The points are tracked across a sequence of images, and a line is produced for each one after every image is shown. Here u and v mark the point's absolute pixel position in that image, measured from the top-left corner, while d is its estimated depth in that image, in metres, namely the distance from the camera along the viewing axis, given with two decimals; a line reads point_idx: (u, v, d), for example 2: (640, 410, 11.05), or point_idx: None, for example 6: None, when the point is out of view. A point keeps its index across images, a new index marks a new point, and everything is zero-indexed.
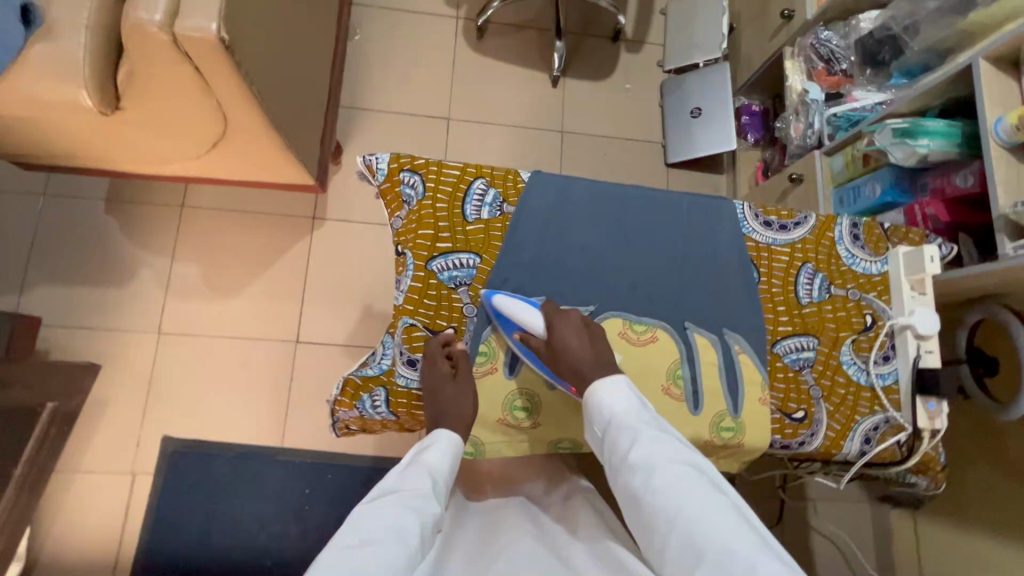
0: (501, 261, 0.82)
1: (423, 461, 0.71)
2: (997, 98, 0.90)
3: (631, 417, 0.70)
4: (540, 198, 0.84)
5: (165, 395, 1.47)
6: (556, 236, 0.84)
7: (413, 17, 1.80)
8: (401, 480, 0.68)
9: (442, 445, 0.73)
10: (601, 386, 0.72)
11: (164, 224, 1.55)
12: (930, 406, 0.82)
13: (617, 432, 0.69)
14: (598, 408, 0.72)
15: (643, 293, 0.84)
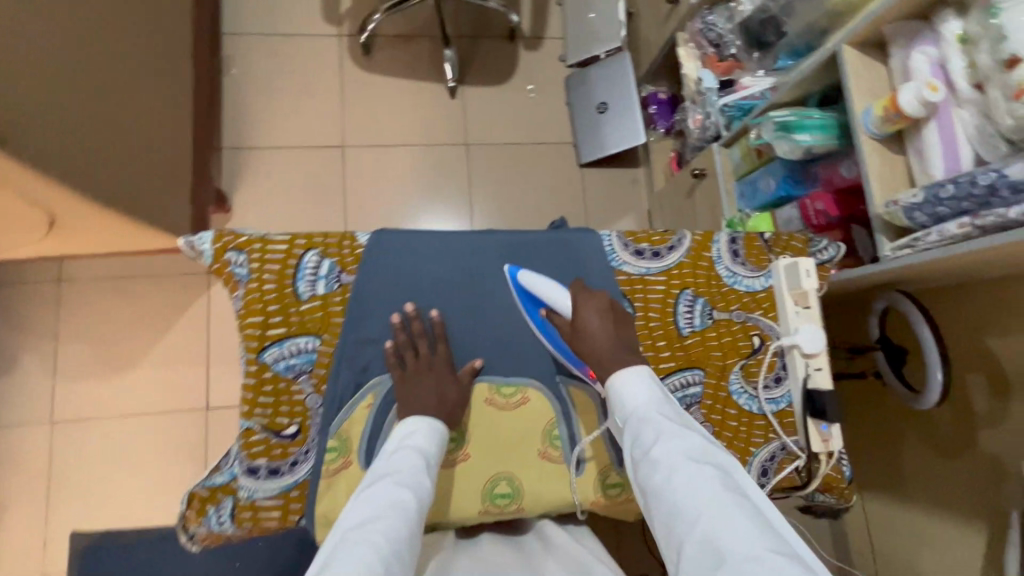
0: (344, 340, 0.73)
1: (411, 443, 0.65)
2: (864, 87, 0.85)
3: (653, 407, 0.61)
4: (384, 262, 0.76)
5: (67, 488, 1.36)
6: (405, 300, 0.76)
7: (292, 41, 1.67)
8: (391, 463, 0.63)
9: (425, 428, 0.67)
10: (621, 376, 0.64)
11: (42, 304, 1.43)
12: (822, 428, 0.77)
13: (638, 425, 0.60)
14: (619, 399, 0.63)
15: (509, 351, 0.77)
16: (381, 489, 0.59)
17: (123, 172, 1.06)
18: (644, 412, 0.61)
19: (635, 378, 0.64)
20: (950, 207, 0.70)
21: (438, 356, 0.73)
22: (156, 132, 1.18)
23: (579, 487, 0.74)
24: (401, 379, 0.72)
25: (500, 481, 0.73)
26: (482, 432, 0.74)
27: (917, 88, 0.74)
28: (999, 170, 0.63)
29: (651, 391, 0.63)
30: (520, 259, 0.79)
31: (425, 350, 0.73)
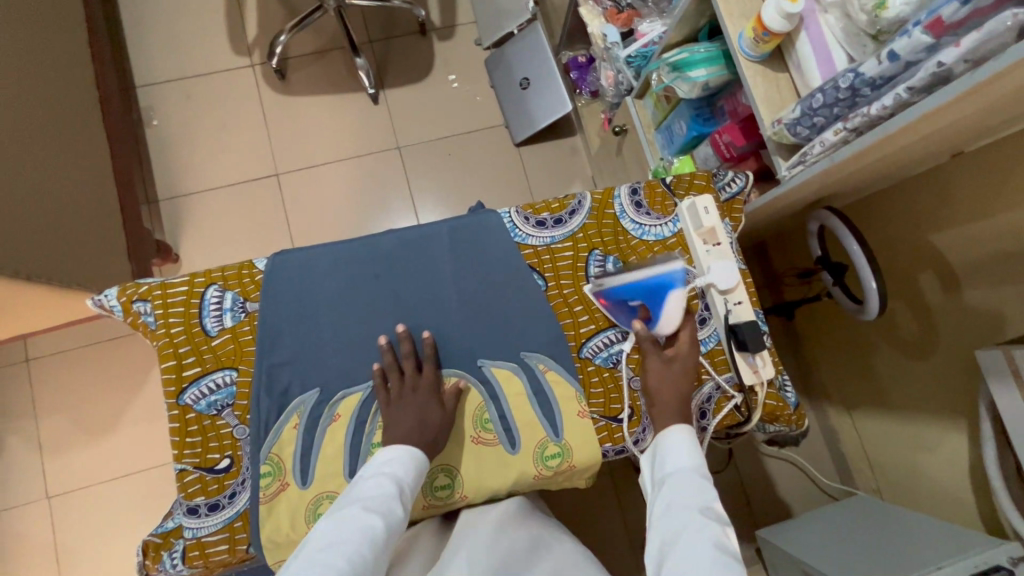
0: (258, 368, 0.74)
1: (387, 469, 0.64)
2: (737, 10, 0.83)
3: (691, 468, 0.65)
4: (284, 283, 0.76)
5: (74, 558, 1.39)
6: (311, 318, 0.76)
7: (206, 80, 1.66)
8: (366, 488, 0.62)
9: (402, 456, 0.66)
10: (678, 433, 0.69)
11: (15, 387, 1.46)
12: (749, 359, 0.77)
13: (672, 481, 0.64)
14: (665, 454, 0.68)
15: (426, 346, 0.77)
16: (348, 513, 0.58)
17: (46, 243, 1.07)
18: (685, 470, 0.65)
19: (687, 441, 0.68)
20: (824, 115, 0.68)
21: (425, 377, 0.73)
22: (76, 196, 1.19)
23: (517, 465, 0.75)
24: (386, 401, 0.72)
25: (438, 473, 0.74)
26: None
27: (777, 4, 0.72)
28: (856, 69, 0.62)
29: (695, 458, 0.66)
30: (421, 254, 0.79)
31: (411, 371, 0.73)
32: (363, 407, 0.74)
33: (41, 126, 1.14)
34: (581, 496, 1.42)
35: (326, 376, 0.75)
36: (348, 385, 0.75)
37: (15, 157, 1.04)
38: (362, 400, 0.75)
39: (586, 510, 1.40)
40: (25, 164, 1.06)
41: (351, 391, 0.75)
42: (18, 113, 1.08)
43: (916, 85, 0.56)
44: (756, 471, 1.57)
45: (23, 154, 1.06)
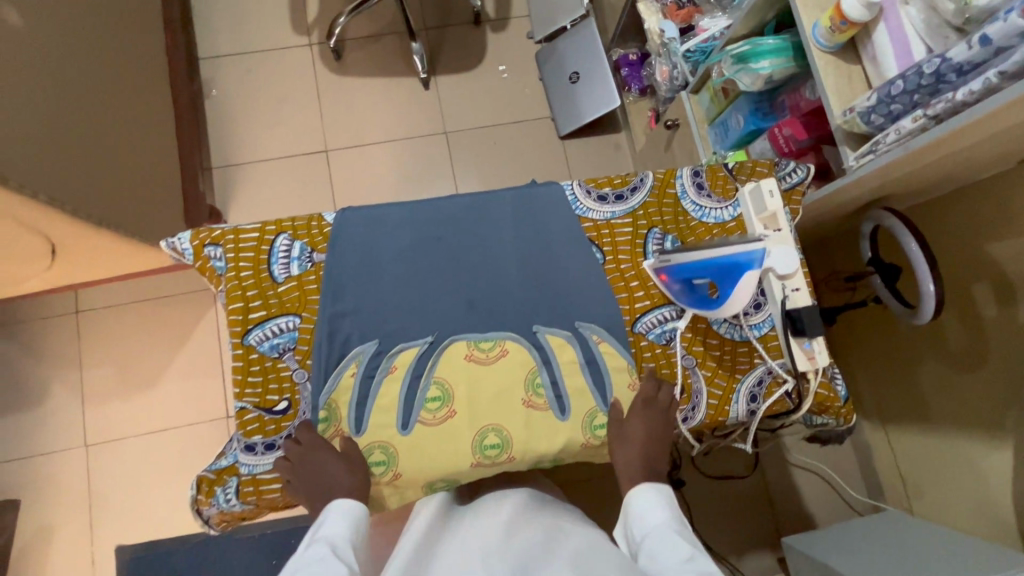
0: (321, 316, 0.76)
1: (324, 533, 0.66)
2: (812, 2, 0.83)
3: (664, 525, 0.67)
4: (349, 238, 0.78)
5: (107, 505, 1.43)
6: (373, 273, 0.78)
7: (265, 56, 1.72)
8: (300, 561, 0.63)
9: (336, 518, 0.68)
10: (644, 489, 0.70)
11: (63, 337, 1.51)
12: (805, 346, 0.77)
13: (653, 536, 0.66)
14: (636, 516, 0.69)
15: (482, 308, 0.78)
16: None
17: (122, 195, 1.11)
18: (658, 531, 0.66)
19: (652, 498, 0.70)
20: (903, 102, 0.68)
21: (302, 446, 0.71)
22: (151, 152, 1.24)
23: (565, 432, 0.75)
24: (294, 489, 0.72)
25: (489, 433, 0.74)
26: (464, 392, 0.75)
27: None
28: (943, 55, 0.62)
29: (665, 510, 0.69)
30: (481, 219, 0.81)
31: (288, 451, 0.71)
32: (419, 362, 0.76)
33: (127, 82, 1.19)
34: (604, 488, 1.41)
35: (385, 330, 0.76)
36: (405, 339, 0.76)
37: (104, 107, 1.09)
38: (418, 356, 0.76)
39: (607, 502, 1.40)
40: (111, 116, 1.11)
41: (408, 346, 0.76)
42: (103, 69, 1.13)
43: (1009, 69, 0.56)
44: (782, 480, 1.55)
45: (111, 106, 1.12)
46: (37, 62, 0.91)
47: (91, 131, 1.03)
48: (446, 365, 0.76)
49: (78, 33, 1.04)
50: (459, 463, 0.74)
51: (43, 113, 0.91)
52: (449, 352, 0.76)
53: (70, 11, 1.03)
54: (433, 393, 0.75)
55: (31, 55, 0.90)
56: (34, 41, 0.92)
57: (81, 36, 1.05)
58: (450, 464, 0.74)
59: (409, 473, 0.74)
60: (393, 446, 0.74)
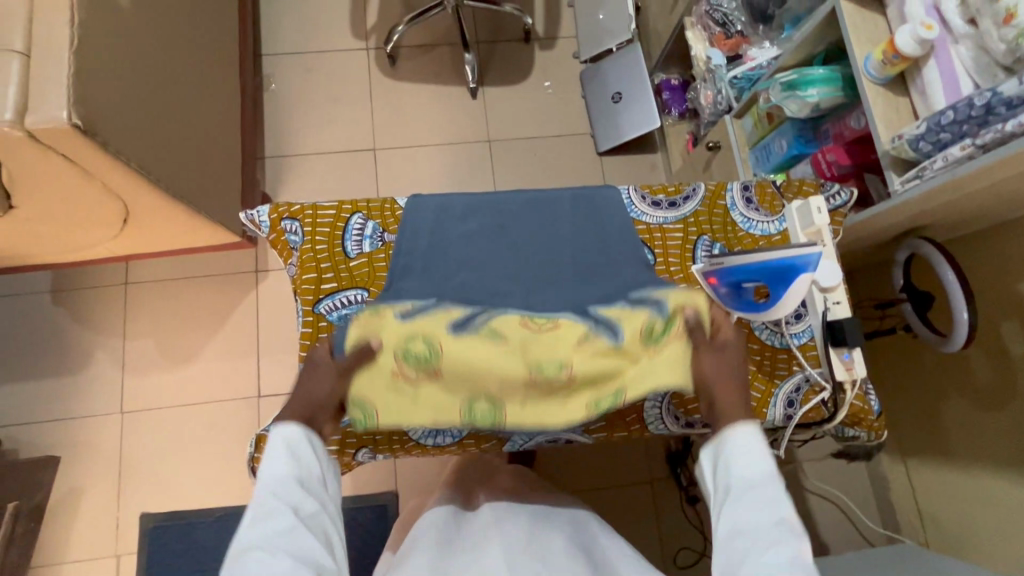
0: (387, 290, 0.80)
1: (263, 484, 0.58)
2: (865, 37, 0.89)
3: (768, 476, 0.57)
4: (419, 222, 0.84)
5: (136, 472, 1.47)
6: (438, 253, 0.82)
7: (323, 56, 1.81)
8: (254, 517, 0.56)
9: (280, 456, 0.59)
10: (742, 432, 0.59)
11: (111, 306, 1.57)
12: (844, 356, 0.80)
13: (749, 494, 0.56)
14: (731, 460, 0.59)
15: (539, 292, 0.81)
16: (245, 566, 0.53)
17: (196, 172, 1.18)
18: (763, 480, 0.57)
19: (754, 441, 0.59)
20: (952, 132, 0.73)
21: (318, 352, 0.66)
22: (223, 134, 1.31)
23: (606, 418, 0.80)
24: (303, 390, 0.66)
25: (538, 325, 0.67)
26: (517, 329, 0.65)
27: (912, 29, 0.78)
28: (994, 89, 0.67)
29: (766, 461, 0.58)
30: (543, 215, 0.86)
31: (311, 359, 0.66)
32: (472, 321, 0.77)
33: (210, 68, 1.27)
34: (621, 497, 1.43)
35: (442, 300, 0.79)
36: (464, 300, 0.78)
37: (190, 88, 1.16)
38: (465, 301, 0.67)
39: (624, 512, 1.42)
40: (195, 98, 1.18)
41: None
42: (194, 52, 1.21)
43: None
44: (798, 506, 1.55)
45: (196, 88, 1.19)
46: (143, 41, 0.99)
47: (178, 109, 1.10)
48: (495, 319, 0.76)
49: (176, 18, 1.13)
50: (508, 375, 0.64)
51: (144, 88, 0.98)
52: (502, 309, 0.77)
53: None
54: (489, 324, 0.66)
55: (139, 34, 0.98)
56: (144, 22, 1.00)
57: (178, 21, 1.14)
58: (497, 375, 0.64)
59: (450, 376, 0.65)
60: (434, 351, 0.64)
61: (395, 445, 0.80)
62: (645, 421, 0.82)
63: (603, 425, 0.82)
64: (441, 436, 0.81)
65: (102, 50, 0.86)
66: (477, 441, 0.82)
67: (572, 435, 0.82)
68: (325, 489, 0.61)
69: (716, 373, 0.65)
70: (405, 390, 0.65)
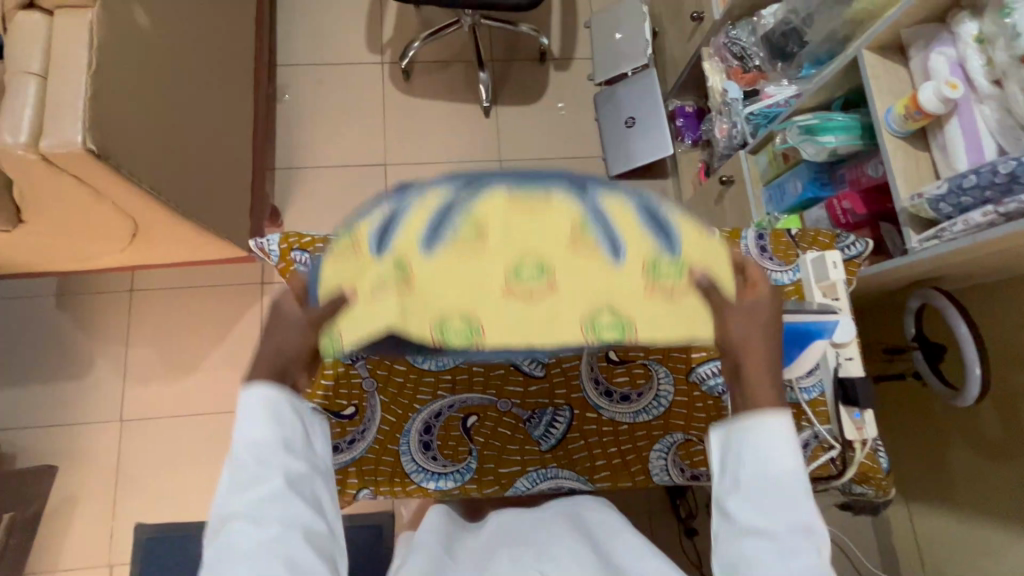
0: None
1: (238, 439, 0.49)
2: (886, 89, 0.88)
3: (796, 476, 0.48)
4: None
5: (133, 482, 1.46)
6: None
7: (339, 69, 1.81)
8: (228, 485, 0.49)
9: (257, 420, 0.50)
10: (775, 426, 0.49)
11: (115, 313, 1.56)
12: (855, 416, 0.79)
13: (763, 496, 0.48)
14: (749, 454, 0.49)
15: None
16: (224, 548, 0.47)
17: (207, 189, 1.18)
18: (787, 479, 0.48)
19: (782, 437, 0.49)
20: (974, 196, 0.72)
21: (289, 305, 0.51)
22: (235, 149, 1.31)
23: (609, 467, 0.79)
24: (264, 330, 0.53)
25: (520, 262, 0.48)
26: (506, 225, 0.48)
27: (936, 86, 0.78)
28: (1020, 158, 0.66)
29: (790, 460, 0.48)
30: None
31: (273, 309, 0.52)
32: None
33: (223, 82, 1.26)
34: None
35: None
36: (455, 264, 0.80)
37: (204, 105, 1.16)
38: (442, 203, 0.48)
39: None
40: (209, 114, 1.18)
41: None
42: (210, 68, 1.20)
43: None
44: None
45: (210, 104, 1.19)
46: (161, 60, 0.99)
47: (192, 127, 1.10)
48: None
49: (193, 34, 1.12)
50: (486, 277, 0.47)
51: (160, 107, 0.98)
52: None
53: (189, 16, 1.11)
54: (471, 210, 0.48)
55: (156, 54, 0.97)
56: (161, 41, 0.99)
57: (196, 39, 1.14)
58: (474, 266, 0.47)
59: (437, 295, 0.47)
60: (409, 271, 0.47)
61: (397, 489, 0.77)
62: (650, 472, 0.80)
63: (607, 475, 0.79)
64: (444, 479, 0.77)
65: (119, 72, 0.86)
66: (478, 486, 0.78)
67: (575, 483, 0.79)
68: (314, 450, 0.53)
69: (744, 342, 0.51)
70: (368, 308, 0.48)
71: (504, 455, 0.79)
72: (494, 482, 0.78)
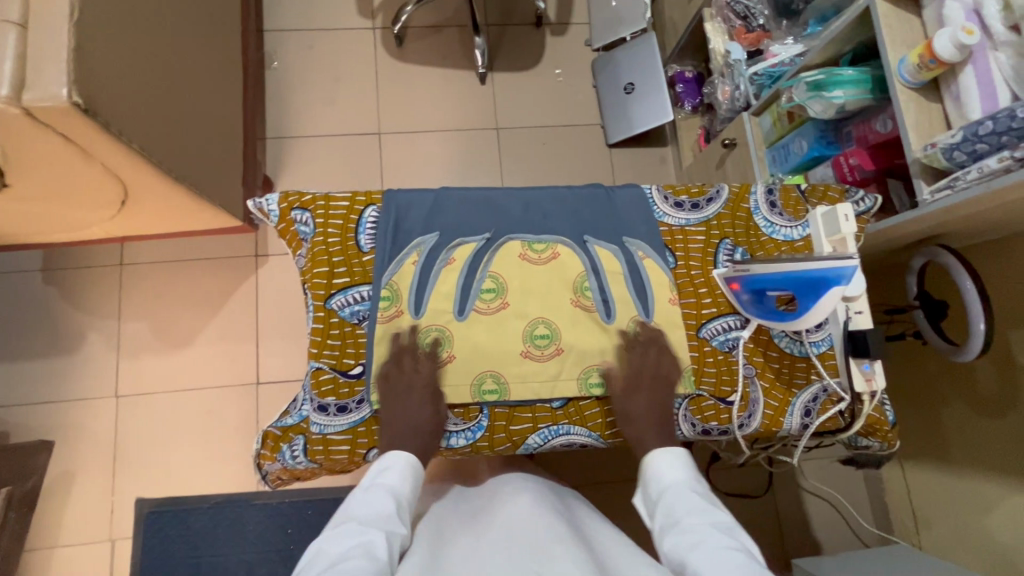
0: (396, 244, 0.78)
1: (381, 479, 0.67)
2: (899, 39, 0.86)
3: (678, 483, 0.67)
4: (420, 198, 0.80)
5: (131, 458, 1.45)
6: (450, 210, 0.80)
7: (329, 34, 1.75)
8: (360, 502, 0.64)
9: (401, 471, 0.68)
10: (660, 456, 0.70)
11: (105, 287, 1.52)
12: (865, 368, 0.78)
13: (665, 501, 0.66)
14: (649, 484, 0.69)
15: (549, 222, 0.82)
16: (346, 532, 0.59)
17: (199, 155, 1.13)
18: (673, 488, 0.67)
19: (668, 460, 0.69)
20: (989, 142, 0.72)
21: (420, 386, 0.74)
22: (225, 115, 1.26)
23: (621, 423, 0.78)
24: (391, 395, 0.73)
25: (593, 373, 0.78)
26: (515, 274, 0.79)
27: (953, 33, 0.76)
28: None
29: (679, 473, 0.68)
30: (560, 196, 0.83)
31: (409, 371, 0.74)
32: (476, 256, 0.79)
33: (211, 43, 1.21)
34: (620, 493, 1.40)
35: (456, 237, 0.79)
36: (464, 235, 0.80)
37: (194, 66, 1.11)
38: (474, 251, 0.79)
39: (622, 506, 1.40)
40: (197, 77, 1.13)
41: (467, 240, 0.79)
42: (197, 27, 1.15)
43: None
44: (793, 505, 1.56)
45: (197, 65, 1.14)
46: (145, 14, 0.94)
47: (180, 88, 1.05)
48: (501, 262, 0.79)
49: None
50: (508, 339, 0.77)
51: (146, 64, 0.93)
52: (504, 249, 0.80)
53: None
54: (490, 274, 0.79)
55: (140, 6, 0.92)
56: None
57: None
58: (496, 335, 0.77)
59: (467, 353, 0.77)
60: (450, 336, 0.77)
61: None
62: None
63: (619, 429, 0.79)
64: (455, 437, 0.77)
65: (103, 22, 0.81)
66: (490, 443, 0.78)
67: (586, 439, 0.79)
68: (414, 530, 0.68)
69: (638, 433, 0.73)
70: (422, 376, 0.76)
71: (515, 413, 0.77)
72: (506, 439, 0.78)
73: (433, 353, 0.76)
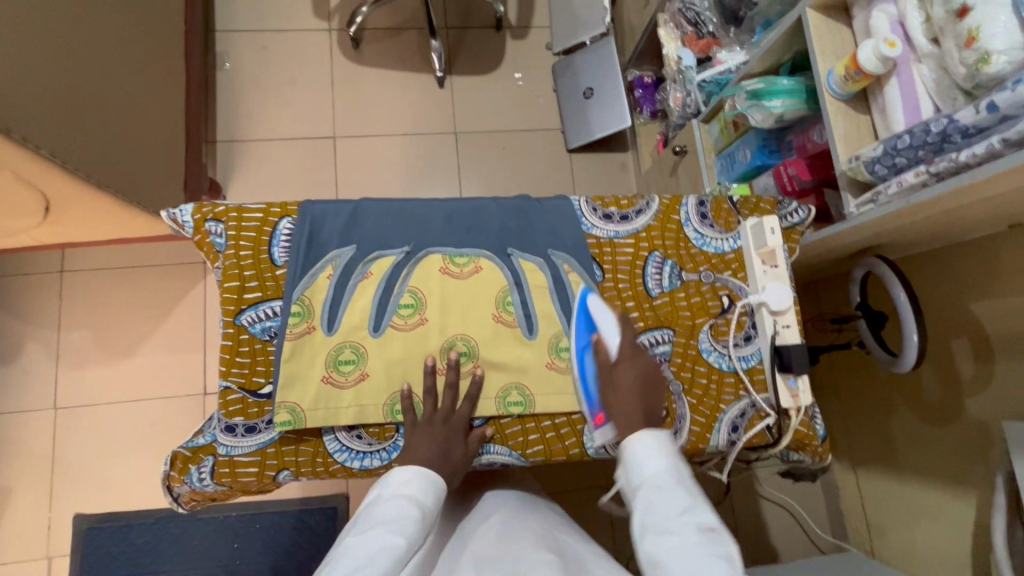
0: (310, 257, 0.76)
1: (401, 489, 0.64)
2: (829, 50, 0.85)
3: (660, 474, 0.60)
4: (336, 209, 0.78)
5: (69, 472, 1.40)
6: (369, 223, 0.78)
7: (283, 36, 1.71)
8: (383, 509, 0.61)
9: (421, 480, 0.66)
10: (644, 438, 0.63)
11: (44, 295, 1.47)
12: (791, 383, 0.78)
13: (645, 487, 0.60)
14: (631, 464, 0.63)
15: (473, 236, 0.80)
16: (369, 539, 0.57)
17: (128, 163, 1.10)
18: (653, 478, 0.60)
19: (653, 442, 0.63)
20: (907, 156, 0.71)
21: (457, 416, 0.73)
22: (161, 121, 1.23)
23: (539, 441, 0.77)
24: (415, 423, 0.72)
25: (511, 391, 0.76)
26: (434, 289, 0.77)
27: (875, 45, 0.75)
28: (950, 116, 0.65)
29: (663, 460, 0.62)
30: (485, 209, 0.81)
31: (447, 404, 0.73)
32: (394, 270, 0.77)
33: (145, 49, 1.18)
34: (572, 504, 1.38)
35: (373, 252, 0.77)
36: (383, 248, 0.77)
37: (123, 70, 1.08)
38: (393, 265, 0.77)
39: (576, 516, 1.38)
40: (127, 83, 1.10)
41: (386, 253, 0.77)
42: (127, 32, 1.11)
43: (1012, 137, 0.58)
44: (751, 514, 1.55)
45: (127, 71, 1.10)
46: (59, 16, 0.90)
47: (103, 95, 1.02)
48: (421, 276, 0.77)
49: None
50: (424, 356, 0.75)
51: (59, 68, 0.89)
52: (424, 263, 0.78)
53: None
54: (409, 289, 0.76)
55: (52, 10, 0.88)
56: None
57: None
58: (414, 350, 0.75)
59: (383, 370, 0.75)
60: (365, 353, 0.75)
61: (319, 469, 0.74)
62: (584, 445, 0.77)
63: (540, 448, 0.77)
64: (369, 458, 0.75)
65: (4, 22, 0.78)
66: None
67: (507, 458, 0.77)
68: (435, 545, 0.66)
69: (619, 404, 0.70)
70: (337, 394, 0.73)
71: None
72: None
73: (346, 367, 0.74)
